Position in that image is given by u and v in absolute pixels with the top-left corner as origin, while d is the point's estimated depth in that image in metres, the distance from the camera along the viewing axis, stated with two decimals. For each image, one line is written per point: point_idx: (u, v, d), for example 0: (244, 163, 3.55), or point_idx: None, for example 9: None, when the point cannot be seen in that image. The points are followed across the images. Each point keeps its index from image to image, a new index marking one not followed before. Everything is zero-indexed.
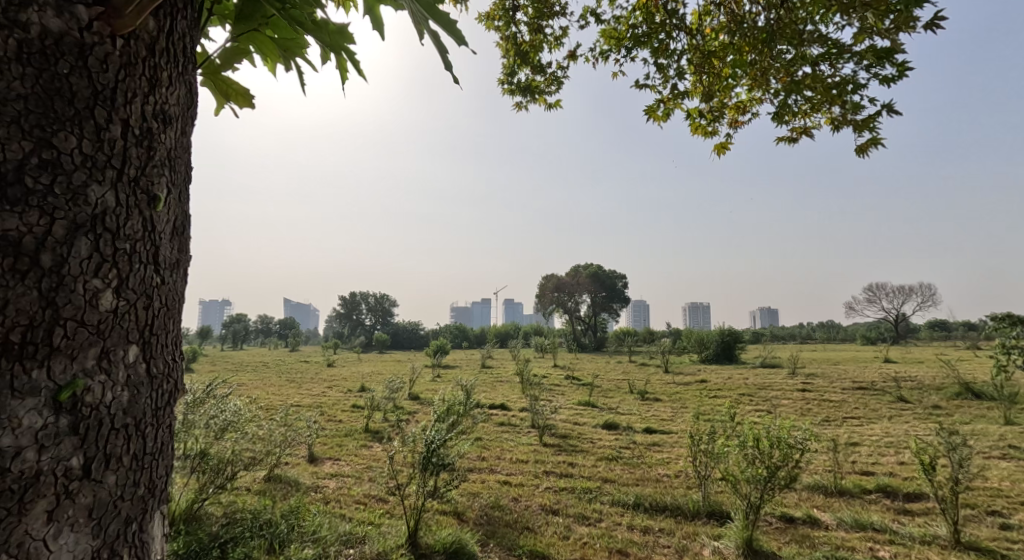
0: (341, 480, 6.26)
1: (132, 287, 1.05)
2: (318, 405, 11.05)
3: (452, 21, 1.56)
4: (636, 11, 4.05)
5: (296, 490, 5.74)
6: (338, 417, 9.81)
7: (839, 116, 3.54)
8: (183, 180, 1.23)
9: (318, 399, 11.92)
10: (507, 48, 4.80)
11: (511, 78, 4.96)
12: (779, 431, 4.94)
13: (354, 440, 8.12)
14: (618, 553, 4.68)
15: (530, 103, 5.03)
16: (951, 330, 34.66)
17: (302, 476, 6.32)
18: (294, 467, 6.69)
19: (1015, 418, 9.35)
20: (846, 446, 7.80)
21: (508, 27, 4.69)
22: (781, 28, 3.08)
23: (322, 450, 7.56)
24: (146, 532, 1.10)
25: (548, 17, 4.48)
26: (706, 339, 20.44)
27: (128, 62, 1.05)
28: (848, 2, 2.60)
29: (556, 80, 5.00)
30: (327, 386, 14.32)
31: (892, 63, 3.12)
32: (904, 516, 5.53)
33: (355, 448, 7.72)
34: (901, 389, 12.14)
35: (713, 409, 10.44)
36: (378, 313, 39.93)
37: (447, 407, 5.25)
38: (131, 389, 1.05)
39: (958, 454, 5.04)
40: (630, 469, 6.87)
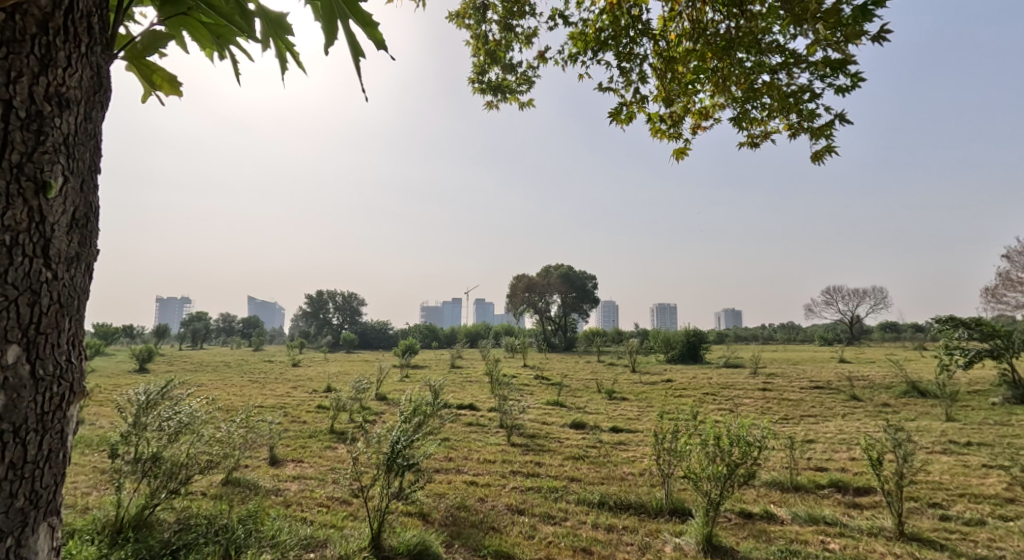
0: (303, 482, 6.12)
1: (13, 280, 1.16)
2: (281, 406, 10.74)
3: (371, 19, 1.67)
4: (602, 15, 4.07)
5: (255, 494, 5.57)
6: (302, 419, 9.58)
7: (796, 123, 3.68)
8: (86, 169, 1.34)
9: (282, 400, 11.60)
10: (476, 47, 4.79)
11: (481, 77, 4.95)
12: (740, 429, 5.06)
13: (318, 442, 7.94)
14: (582, 551, 4.70)
15: (502, 102, 5.02)
16: (902, 330, 36.23)
17: (262, 478, 6.14)
18: (254, 470, 6.50)
19: (956, 414, 9.84)
20: (803, 444, 8.03)
21: (478, 25, 4.68)
22: (740, 37, 3.16)
23: (284, 452, 7.36)
24: (24, 547, 1.21)
25: (518, 16, 4.47)
26: (672, 339, 20.76)
27: (12, 40, 1.16)
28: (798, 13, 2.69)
29: (527, 79, 5.02)
30: (290, 387, 13.95)
31: (845, 74, 3.24)
32: (853, 509, 5.73)
33: (319, 449, 7.56)
34: (854, 388, 12.60)
35: (678, 408, 10.61)
36: (345, 312, 39.26)
37: (413, 407, 5.16)
38: (8, 393, 1.16)
39: (903, 449, 5.26)
40: (596, 468, 6.92)
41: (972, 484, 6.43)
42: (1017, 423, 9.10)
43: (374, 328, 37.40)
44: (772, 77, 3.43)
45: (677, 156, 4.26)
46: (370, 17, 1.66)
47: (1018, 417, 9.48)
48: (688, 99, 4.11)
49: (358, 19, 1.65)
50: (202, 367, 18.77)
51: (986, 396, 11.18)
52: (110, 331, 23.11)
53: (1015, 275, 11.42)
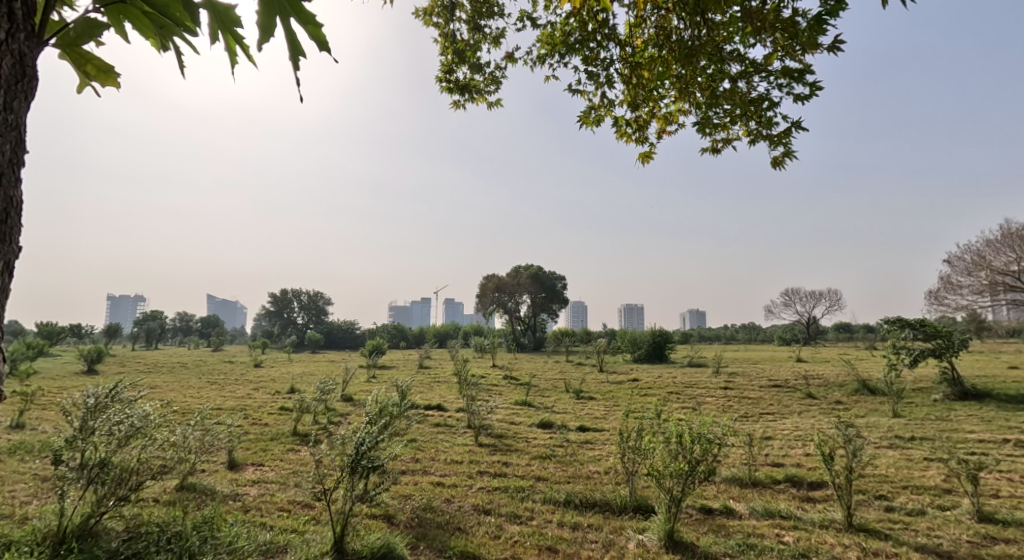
0: (264, 486, 5.98)
1: None
2: (241, 408, 10.47)
3: (312, 15, 1.78)
4: (572, 20, 4.11)
5: (211, 500, 5.42)
6: (264, 421, 9.37)
7: (756, 130, 3.84)
8: (6, 162, 1.35)
9: (243, 402, 11.31)
10: (445, 46, 4.79)
11: (449, 75, 4.95)
12: (701, 426, 5.18)
13: (280, 445, 7.78)
14: (547, 550, 4.75)
15: (470, 101, 5.04)
16: (854, 332, 37.73)
17: (220, 483, 5.98)
18: (211, 475, 6.32)
19: (903, 411, 10.32)
20: (762, 441, 8.30)
21: (446, 24, 4.69)
22: (702, 45, 3.28)
23: (243, 455, 7.19)
24: None
25: (486, 16, 4.49)
26: (638, 339, 21.09)
27: None
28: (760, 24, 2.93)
29: (496, 80, 5.05)
30: (252, 388, 13.59)
31: (803, 83, 3.41)
32: (807, 503, 5.95)
33: (280, 452, 7.40)
34: (811, 387, 13.06)
35: (643, 407, 10.79)
36: (310, 311, 38.46)
37: (379, 408, 5.12)
38: None
39: (853, 445, 5.49)
40: (562, 467, 6.98)
41: (915, 476, 6.76)
42: (957, 418, 9.59)
43: (341, 328, 36.81)
44: (734, 84, 3.58)
45: (642, 160, 4.38)
46: (311, 15, 1.78)
47: (958, 413, 10.00)
48: (653, 105, 4.21)
49: (300, 16, 1.77)
50: (159, 369, 18.13)
51: (930, 393, 11.75)
52: (56, 330, 22.09)
53: (955, 279, 12.00)
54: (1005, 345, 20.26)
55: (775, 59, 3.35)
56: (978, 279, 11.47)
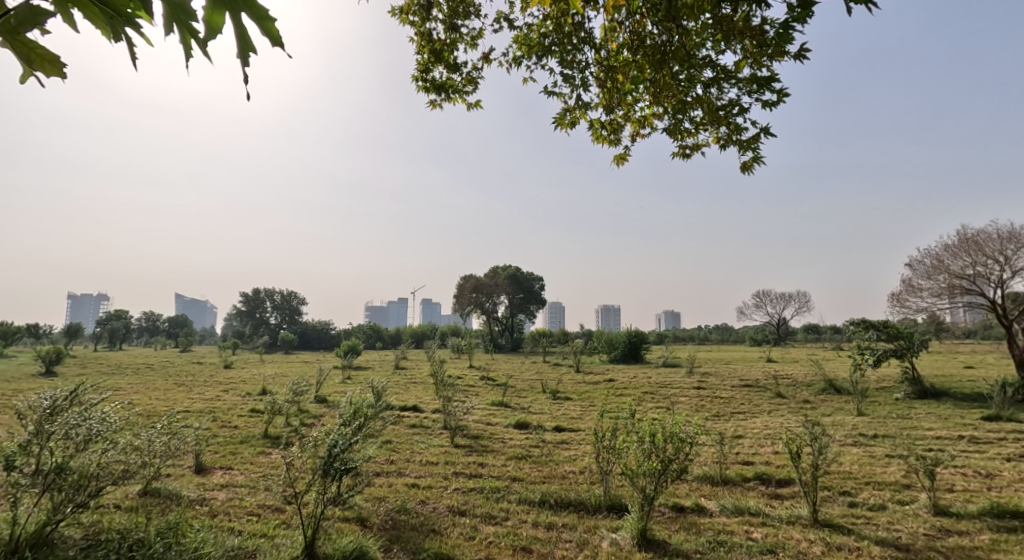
0: (232, 491, 5.84)
1: None
2: (209, 410, 10.23)
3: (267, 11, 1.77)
4: (548, 22, 4.14)
5: (176, 505, 5.27)
6: (233, 423, 9.17)
7: (726, 135, 3.93)
8: None
9: (211, 404, 11.04)
10: (420, 45, 4.75)
11: (425, 75, 4.92)
12: (673, 425, 5.24)
13: (249, 447, 7.62)
14: (522, 550, 4.75)
15: (446, 101, 5.01)
16: (821, 333, 38.78)
17: (185, 487, 5.82)
18: (176, 479, 6.16)
19: (867, 409, 10.63)
20: (733, 439, 8.44)
21: (423, 22, 4.65)
22: (676, 51, 3.35)
23: (211, 459, 7.02)
24: None
25: (463, 16, 4.47)
26: (614, 339, 21.25)
27: None
28: (730, 31, 3.05)
29: (472, 80, 5.04)
30: (221, 390, 13.31)
31: (770, 90, 3.50)
32: (775, 500, 6.07)
33: (250, 455, 7.24)
34: (780, 386, 13.35)
35: (618, 407, 10.88)
36: (283, 311, 37.77)
37: (352, 410, 5.04)
38: None
39: (819, 442, 5.62)
40: (537, 467, 6.99)
41: (876, 472, 6.96)
42: (916, 416, 9.93)
43: (315, 328, 36.30)
44: (705, 91, 3.67)
45: (616, 162, 4.43)
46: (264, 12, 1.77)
47: (917, 410, 10.36)
48: (627, 108, 4.27)
49: (254, 12, 1.76)
50: (123, 370, 17.62)
51: (892, 392, 12.13)
52: (11, 330, 21.28)
53: (916, 282, 12.40)
54: (962, 345, 21.06)
55: (745, 66, 3.44)
56: (937, 282, 11.87)
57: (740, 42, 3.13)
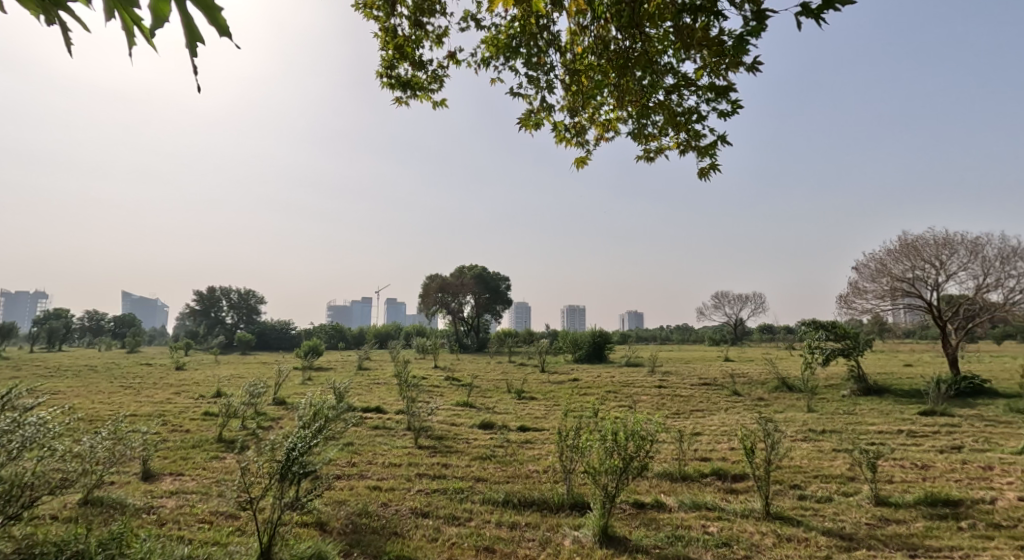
0: (182, 497, 5.81)
1: None
2: (159, 414, 10.01)
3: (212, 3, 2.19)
4: (516, 23, 4.31)
5: (121, 514, 5.22)
6: (185, 427, 9.01)
7: (685, 141, 4.20)
8: None
9: (161, 408, 10.79)
10: (385, 41, 4.86)
11: (390, 71, 5.03)
12: (634, 424, 5.49)
13: (202, 452, 7.53)
14: (485, 550, 4.92)
15: (411, 98, 5.13)
16: (776, 334, 40.27)
17: (131, 496, 5.74)
18: (122, 488, 6.07)
19: (815, 406, 11.20)
20: (691, 437, 8.81)
21: (388, 18, 4.76)
22: (638, 57, 3.59)
23: (160, 465, 6.92)
24: None
25: (428, 13, 4.60)
26: (579, 339, 21.59)
27: None
28: (689, 41, 3.30)
29: (438, 78, 5.18)
30: (172, 392, 13.01)
31: (726, 99, 3.77)
32: (730, 494, 6.41)
33: (203, 460, 7.17)
34: (736, 384, 13.90)
35: (582, 406, 11.14)
36: (240, 311, 36.81)
37: (313, 412, 5.05)
38: None
39: (770, 439, 5.97)
40: (502, 467, 7.16)
41: (824, 466, 7.40)
42: (861, 412, 10.53)
43: (274, 328, 35.56)
44: (666, 97, 3.92)
45: (581, 164, 4.65)
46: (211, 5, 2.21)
47: (862, 407, 10.99)
48: (592, 111, 4.49)
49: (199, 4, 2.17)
50: (64, 372, 16.96)
51: (839, 389, 12.80)
52: None
53: (862, 285, 13.10)
54: (904, 345, 22.26)
55: (703, 75, 3.71)
56: (882, 285, 12.56)
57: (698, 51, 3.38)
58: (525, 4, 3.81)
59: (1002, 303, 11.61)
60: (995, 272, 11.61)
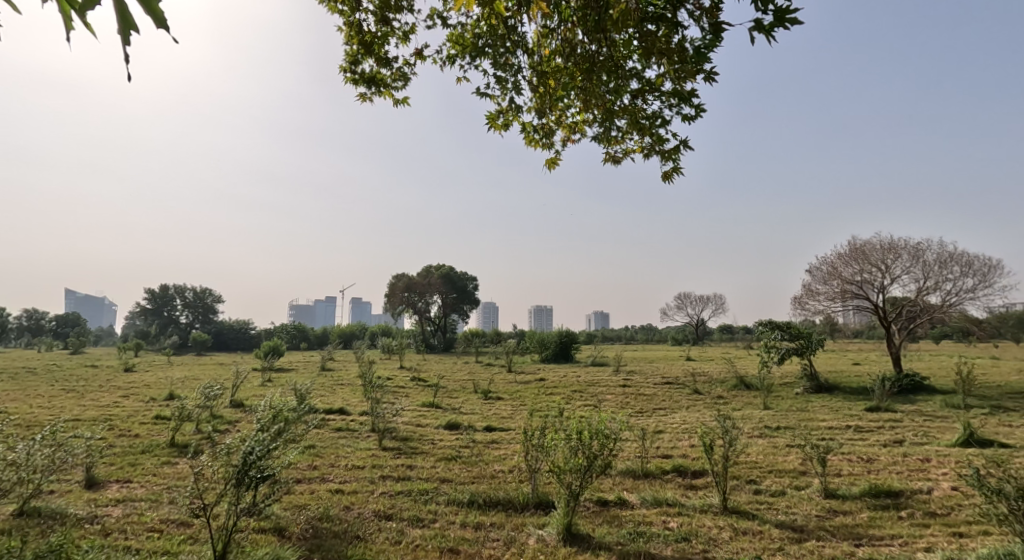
0: (129, 505, 5.70)
1: None
2: (105, 419, 9.70)
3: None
4: (483, 24, 4.41)
5: (61, 524, 5.08)
6: (133, 432, 8.78)
7: (649, 145, 4.39)
8: None
9: (107, 412, 10.44)
10: (349, 36, 4.90)
11: (354, 67, 5.07)
12: (599, 423, 5.65)
13: (151, 458, 7.37)
14: (449, 552, 5.01)
15: (376, 94, 5.19)
16: (736, 333, 41.46)
17: (73, 505, 5.59)
18: (62, 497, 5.90)
19: (771, 403, 11.67)
20: (654, 434, 9.08)
21: (352, 14, 4.79)
22: (604, 62, 3.75)
23: (105, 472, 6.74)
24: None
25: (394, 10, 4.66)
26: (546, 339, 21.81)
27: None
28: (652, 49, 3.48)
29: (403, 75, 5.25)
30: (120, 395, 12.59)
31: (688, 105, 3.97)
32: (690, 490, 6.66)
33: (153, 466, 7.02)
34: (696, 383, 14.33)
35: (548, 405, 11.31)
36: (195, 310, 35.71)
37: (273, 414, 5.01)
38: None
39: (728, 435, 6.23)
40: (468, 467, 7.25)
41: (778, 461, 7.74)
42: (813, 409, 11.02)
43: (232, 328, 34.67)
44: (631, 101, 4.10)
45: (549, 164, 4.80)
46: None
47: (814, 403, 11.51)
48: (559, 113, 4.64)
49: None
50: None
51: (792, 387, 13.36)
52: None
53: (814, 286, 13.68)
54: (852, 344, 23.29)
55: (668, 82, 3.91)
56: (834, 286, 13.14)
57: (661, 58, 3.56)
58: (491, 6, 3.91)
59: (940, 305, 12.33)
60: (934, 275, 12.31)
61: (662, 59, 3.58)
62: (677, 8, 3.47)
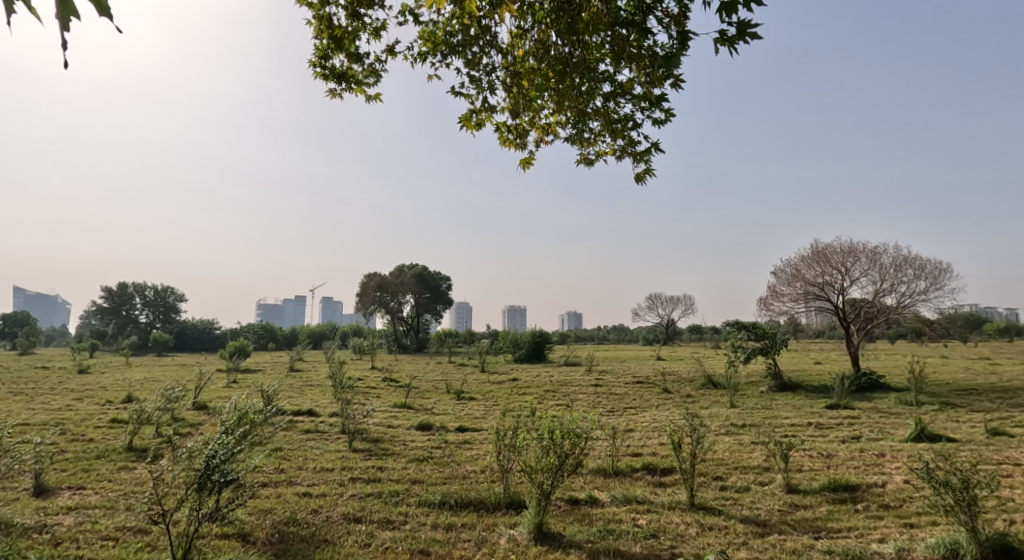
0: (82, 513, 5.56)
1: None
2: (57, 423, 9.40)
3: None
4: (455, 23, 4.46)
5: (10, 533, 4.94)
6: (89, 436, 8.53)
7: (621, 147, 4.51)
8: None
9: (60, 415, 10.11)
10: (319, 31, 4.89)
11: (325, 62, 5.07)
12: (570, 422, 5.75)
13: (107, 463, 7.19)
14: (419, 553, 5.05)
15: (347, 90, 5.19)
16: (705, 333, 42.36)
17: (23, 514, 5.44)
18: (11, 505, 5.72)
19: (736, 401, 11.99)
20: (625, 433, 9.26)
21: (323, 9, 4.79)
22: (577, 64, 3.84)
23: (56, 478, 6.55)
24: None
25: (366, 6, 4.68)
26: (519, 339, 21.92)
27: None
28: (623, 53, 3.59)
29: (375, 72, 5.26)
30: (75, 398, 12.20)
31: (658, 109, 4.10)
32: (658, 488, 6.83)
33: (109, 472, 6.86)
34: (666, 382, 14.62)
35: (520, 405, 11.41)
36: (156, 309, 34.70)
37: (238, 417, 4.95)
38: None
39: (695, 433, 6.41)
40: (439, 468, 7.29)
41: (743, 457, 7.99)
42: (777, 407, 11.38)
43: (195, 327, 33.85)
44: (603, 104, 4.21)
45: (521, 164, 4.88)
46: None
47: (778, 402, 11.87)
48: (532, 114, 4.72)
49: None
50: None
51: (757, 385, 13.74)
52: None
53: (779, 288, 14.11)
54: (814, 344, 24.05)
55: (639, 86, 4.03)
56: (797, 288, 13.56)
57: (632, 62, 3.68)
58: (464, 5, 3.97)
59: (895, 306, 12.85)
60: (890, 278, 12.81)
61: (632, 63, 3.69)
62: (647, 14, 3.58)
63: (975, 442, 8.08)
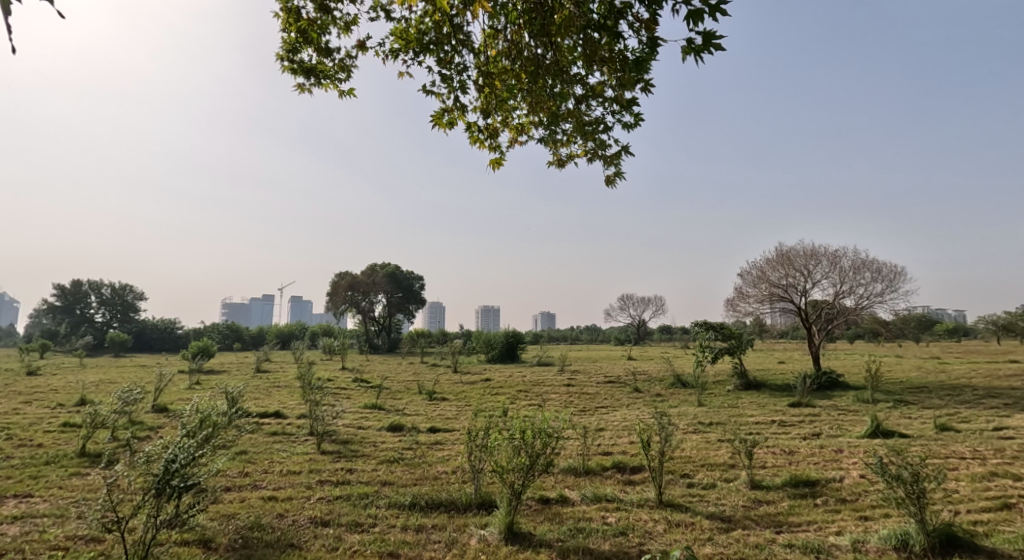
0: (30, 522, 5.38)
1: None
2: (4, 428, 9.03)
3: None
4: (428, 21, 4.47)
5: None
6: (38, 442, 8.23)
7: (593, 149, 4.60)
8: None
9: (7, 420, 9.71)
10: (288, 24, 4.84)
11: (293, 55, 5.02)
12: (541, 422, 5.81)
13: (58, 470, 6.95)
14: (388, 556, 5.04)
15: (317, 85, 5.15)
16: (675, 333, 43.08)
17: None
18: None
19: (704, 400, 12.25)
20: (596, 432, 9.38)
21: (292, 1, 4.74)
22: (549, 66, 3.89)
23: (3, 486, 6.31)
24: None
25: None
26: (491, 340, 21.94)
27: None
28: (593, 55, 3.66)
29: (346, 67, 5.24)
30: (24, 402, 11.72)
31: (629, 112, 4.20)
32: (627, 486, 6.95)
33: (59, 479, 6.63)
34: (636, 381, 14.83)
35: (492, 405, 11.44)
36: (114, 308, 33.52)
37: (200, 420, 4.86)
38: None
39: (664, 432, 6.54)
40: (410, 469, 7.27)
41: (710, 455, 8.19)
42: (743, 405, 11.67)
43: (156, 327, 32.86)
44: (575, 105, 4.27)
45: (493, 164, 4.93)
46: None
47: (744, 400, 12.17)
48: (505, 114, 4.77)
49: None
50: None
51: (724, 385, 14.06)
52: None
53: (745, 289, 14.47)
54: (778, 344, 24.74)
55: (609, 89, 4.11)
56: (762, 289, 13.92)
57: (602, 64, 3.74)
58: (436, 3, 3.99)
59: (854, 308, 13.30)
60: (850, 280, 13.25)
61: (602, 65, 3.76)
62: (618, 18, 3.66)
63: (926, 437, 8.45)
